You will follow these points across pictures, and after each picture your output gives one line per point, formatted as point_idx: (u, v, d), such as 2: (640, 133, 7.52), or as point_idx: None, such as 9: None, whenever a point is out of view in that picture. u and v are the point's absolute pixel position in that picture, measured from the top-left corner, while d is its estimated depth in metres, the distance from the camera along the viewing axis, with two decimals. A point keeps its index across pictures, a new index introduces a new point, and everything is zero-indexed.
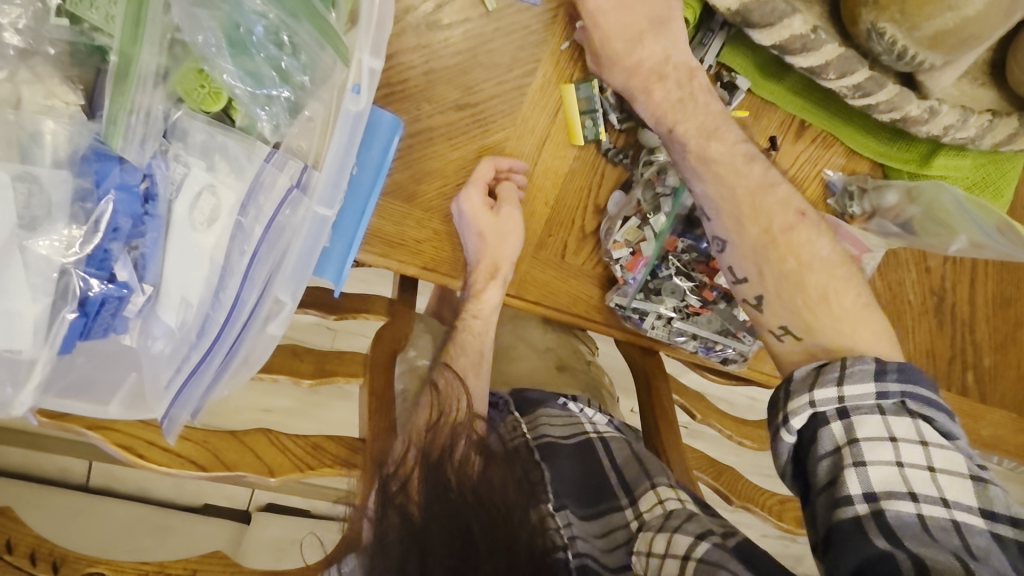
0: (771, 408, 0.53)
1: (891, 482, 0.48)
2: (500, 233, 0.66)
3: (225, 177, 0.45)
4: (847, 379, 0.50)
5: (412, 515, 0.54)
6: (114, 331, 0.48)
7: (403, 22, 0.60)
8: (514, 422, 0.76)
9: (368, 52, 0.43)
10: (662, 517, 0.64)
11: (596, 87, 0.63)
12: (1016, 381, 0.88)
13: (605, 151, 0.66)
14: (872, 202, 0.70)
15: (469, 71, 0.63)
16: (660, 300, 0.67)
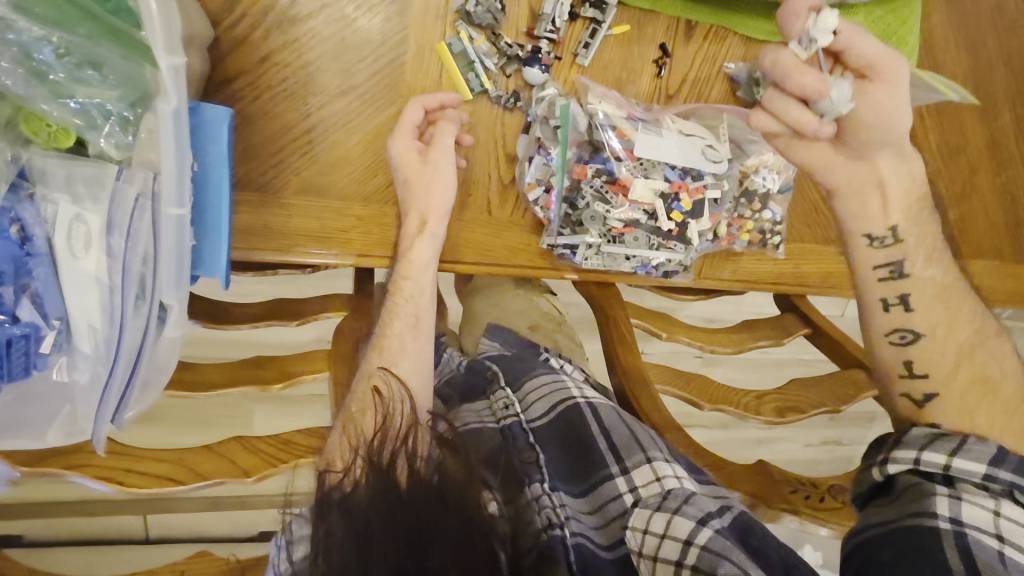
0: (875, 447, 0.59)
1: (980, 520, 0.52)
2: (428, 187, 0.66)
3: (87, 204, 0.48)
4: (961, 452, 0.54)
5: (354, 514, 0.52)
6: (37, 369, 0.52)
7: (265, 24, 0.60)
8: (505, 398, 0.79)
9: (163, 51, 0.41)
10: (660, 496, 0.65)
11: (466, 39, 0.63)
12: (985, 226, 0.94)
13: (496, 100, 0.67)
14: None
15: (343, 55, 0.63)
16: (584, 231, 0.68)
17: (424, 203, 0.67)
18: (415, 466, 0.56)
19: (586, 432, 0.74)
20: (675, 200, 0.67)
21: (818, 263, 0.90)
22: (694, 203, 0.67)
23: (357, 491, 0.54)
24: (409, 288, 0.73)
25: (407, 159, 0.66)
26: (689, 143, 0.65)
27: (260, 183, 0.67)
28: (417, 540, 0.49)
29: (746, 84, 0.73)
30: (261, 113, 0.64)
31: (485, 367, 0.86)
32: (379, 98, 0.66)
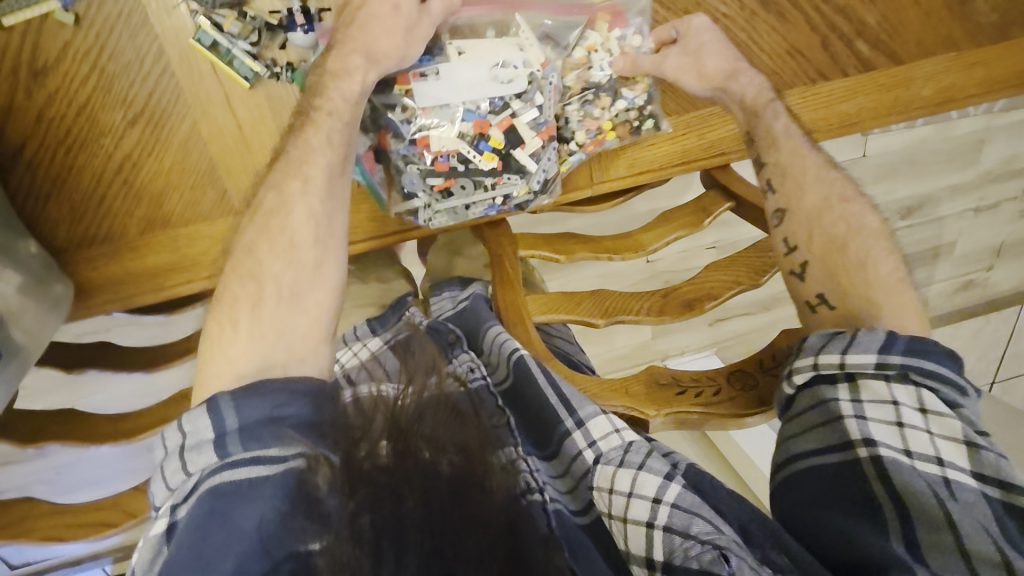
0: (787, 360, 0.66)
1: (889, 438, 0.58)
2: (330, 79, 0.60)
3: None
4: (852, 346, 0.61)
5: (377, 475, 0.46)
6: None
7: (24, 83, 0.60)
8: (468, 360, 0.70)
9: None
10: (621, 449, 0.61)
11: (209, 29, 0.60)
12: (924, 20, 0.81)
13: (278, 76, 0.65)
14: None
15: (111, 87, 0.62)
16: (412, 194, 0.66)
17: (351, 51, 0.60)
18: (434, 434, 0.49)
19: (534, 398, 0.68)
20: (484, 138, 0.63)
21: (724, 126, 0.80)
22: (504, 136, 0.63)
23: (380, 461, 0.47)
24: (277, 213, 0.62)
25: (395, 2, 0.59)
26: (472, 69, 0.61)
27: (101, 236, 0.68)
28: (453, 527, 0.45)
29: None
30: (67, 169, 0.65)
31: (448, 329, 0.75)
32: (170, 113, 0.64)
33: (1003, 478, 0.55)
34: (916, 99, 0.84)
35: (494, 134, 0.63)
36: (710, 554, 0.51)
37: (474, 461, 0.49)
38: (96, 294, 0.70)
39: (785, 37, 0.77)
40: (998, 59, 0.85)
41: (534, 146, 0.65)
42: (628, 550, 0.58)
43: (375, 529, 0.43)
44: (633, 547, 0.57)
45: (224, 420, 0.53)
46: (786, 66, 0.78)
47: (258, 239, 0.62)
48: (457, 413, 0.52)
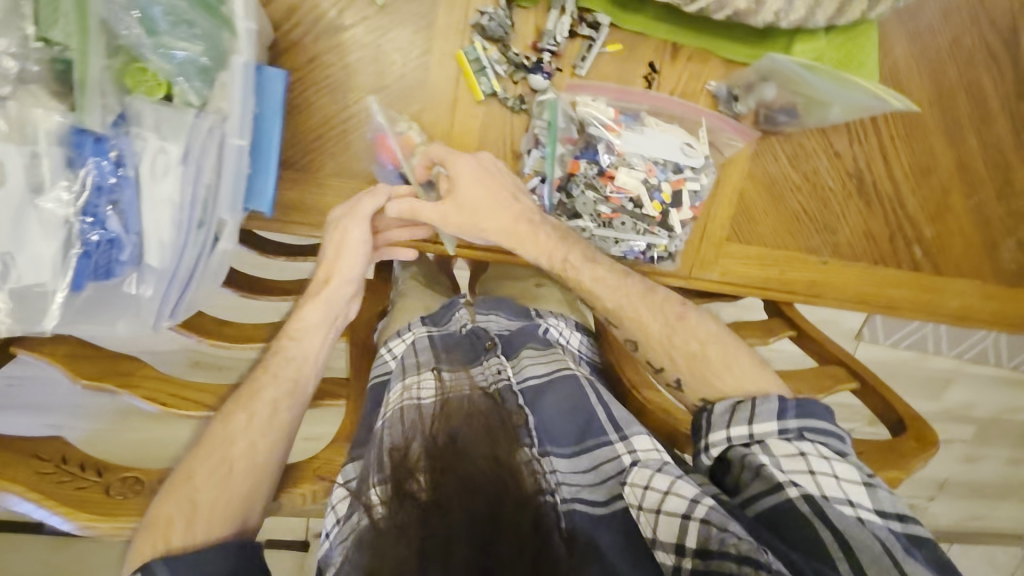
0: (698, 434, 0.74)
1: (808, 485, 0.65)
2: (336, 251, 0.77)
3: (173, 139, 0.58)
4: (754, 416, 0.71)
5: (421, 499, 0.66)
6: (114, 274, 0.62)
7: (316, 29, 0.73)
8: (497, 365, 0.89)
9: (242, 17, 0.56)
10: (659, 461, 0.75)
11: (479, 48, 0.75)
12: (966, 248, 1.01)
13: (505, 101, 0.78)
14: (756, 99, 0.82)
15: (378, 60, 0.76)
16: (579, 215, 0.80)
17: (333, 263, 0.77)
18: (469, 463, 0.68)
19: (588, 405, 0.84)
20: (658, 192, 0.76)
21: (801, 270, 0.97)
22: (674, 194, 0.76)
23: (428, 496, 0.66)
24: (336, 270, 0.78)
25: (345, 234, 0.75)
26: (666, 139, 0.76)
27: (299, 164, 0.78)
28: (494, 522, 0.63)
29: (725, 99, 0.83)
30: (307, 104, 0.76)
31: (486, 337, 0.94)
32: (408, 96, 0.78)
33: (901, 513, 0.63)
34: (942, 307, 1.03)
35: (666, 189, 0.76)
36: (751, 545, 0.60)
37: (497, 453, 0.70)
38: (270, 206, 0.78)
39: (866, 220, 0.97)
40: (1012, 300, 1.05)
41: (687, 214, 0.78)
42: (655, 538, 0.68)
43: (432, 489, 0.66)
44: (662, 534, 0.67)
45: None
46: (859, 244, 0.98)
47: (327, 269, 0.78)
48: (487, 433, 0.73)
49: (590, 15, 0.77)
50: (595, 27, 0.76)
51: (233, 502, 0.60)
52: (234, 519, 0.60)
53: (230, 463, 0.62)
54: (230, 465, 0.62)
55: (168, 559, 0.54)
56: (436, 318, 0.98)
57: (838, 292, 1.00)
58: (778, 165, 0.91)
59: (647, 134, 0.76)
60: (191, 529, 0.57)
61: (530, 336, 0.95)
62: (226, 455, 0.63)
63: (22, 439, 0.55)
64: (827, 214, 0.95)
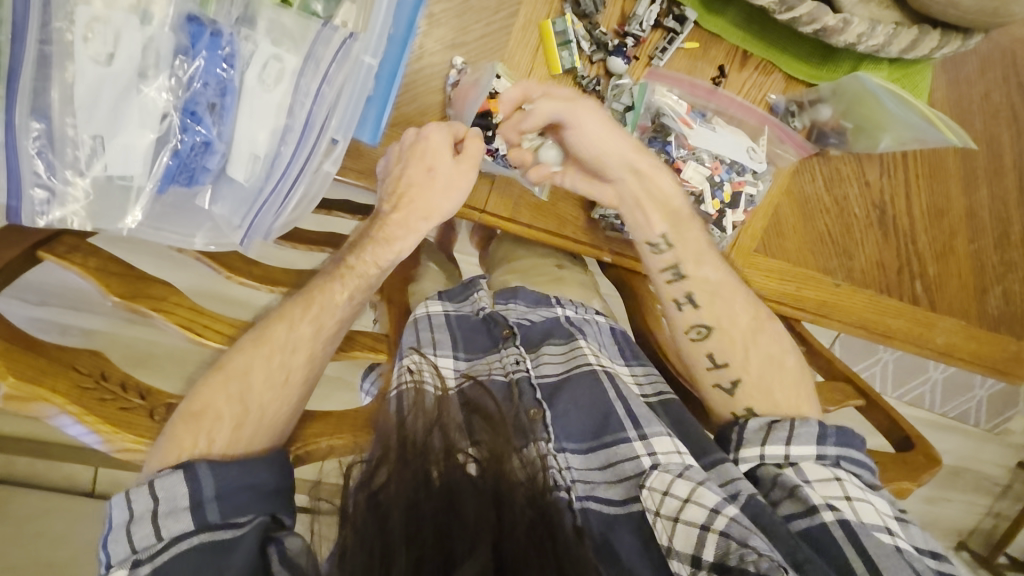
0: (729, 449, 0.75)
1: (843, 508, 0.67)
2: (442, 189, 0.68)
3: (288, 48, 0.59)
4: (793, 436, 0.72)
5: (382, 493, 0.54)
6: (196, 181, 0.62)
7: None
8: (515, 353, 0.75)
9: None
10: (681, 465, 0.66)
11: (570, 21, 0.74)
12: (960, 290, 1.08)
13: (580, 79, 0.78)
14: (811, 117, 0.86)
15: (462, 15, 0.74)
16: (639, 203, 0.83)
17: (430, 200, 0.68)
18: (454, 460, 0.57)
19: (603, 400, 0.72)
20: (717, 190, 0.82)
21: (816, 289, 1.02)
22: (732, 195, 0.82)
23: (395, 490, 0.54)
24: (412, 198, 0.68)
25: (438, 148, 0.66)
26: (734, 142, 0.81)
27: None
28: (465, 527, 0.51)
29: (783, 113, 0.86)
30: None
31: (504, 323, 0.79)
32: (485, 58, 0.76)
33: (930, 549, 0.67)
34: (934, 342, 1.08)
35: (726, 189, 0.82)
36: (768, 564, 0.54)
37: (496, 451, 0.59)
38: None
39: (881, 251, 1.02)
40: (991, 345, 1.12)
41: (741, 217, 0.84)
42: (671, 546, 0.61)
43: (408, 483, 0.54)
44: (678, 543, 0.61)
45: (202, 487, 0.50)
46: (872, 272, 1.03)
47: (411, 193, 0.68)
48: (487, 423, 0.62)
49: (676, 8, 0.77)
50: (679, 21, 0.77)
51: (283, 410, 0.57)
52: (274, 433, 0.56)
53: (287, 371, 0.59)
54: (287, 373, 0.59)
55: (214, 463, 0.51)
56: (453, 295, 0.84)
57: (845, 316, 1.04)
58: (813, 186, 0.95)
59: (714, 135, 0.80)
60: (238, 434, 0.53)
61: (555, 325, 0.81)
62: (285, 363, 0.59)
63: (60, 350, 0.49)
64: (849, 240, 1.00)
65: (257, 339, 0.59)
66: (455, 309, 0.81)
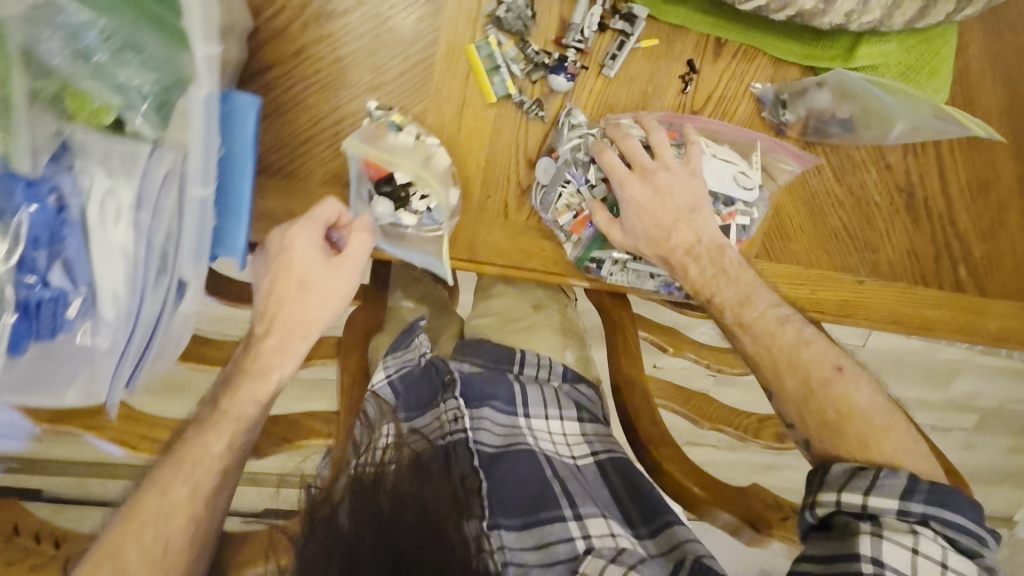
0: (807, 489, 0.64)
1: (900, 563, 0.56)
2: (320, 297, 0.50)
3: (120, 179, 0.47)
4: (875, 487, 0.59)
5: (340, 526, 0.49)
6: (64, 331, 0.51)
7: (304, 15, 0.62)
8: (455, 409, 0.69)
9: (200, 40, 0.43)
10: (614, 549, 0.62)
11: (494, 44, 0.65)
12: (1015, 268, 0.92)
13: (520, 105, 0.69)
14: (805, 107, 0.72)
15: (375, 52, 0.65)
16: (613, 247, 0.75)
17: (305, 314, 0.49)
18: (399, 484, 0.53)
19: (534, 468, 0.69)
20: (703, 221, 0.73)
21: (835, 290, 0.89)
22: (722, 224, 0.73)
23: (343, 524, 0.50)
24: (286, 317, 0.49)
25: (311, 258, 0.49)
26: (719, 167, 0.72)
27: (289, 171, 0.69)
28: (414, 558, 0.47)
29: (771, 104, 0.73)
30: (294, 103, 0.66)
31: (447, 370, 0.74)
32: (408, 96, 0.68)
33: None
34: (986, 332, 0.93)
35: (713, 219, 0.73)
36: None
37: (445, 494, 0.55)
38: (254, 217, 0.69)
39: (912, 237, 0.88)
40: None
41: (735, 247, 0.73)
42: None
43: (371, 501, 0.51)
44: None
45: None
46: (902, 263, 0.89)
47: (280, 313, 0.49)
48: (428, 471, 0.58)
49: (624, 6, 0.66)
50: (629, 20, 0.66)
51: None
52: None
53: (165, 541, 0.47)
54: (166, 543, 0.47)
55: None
56: (392, 348, 0.78)
57: (872, 315, 0.91)
58: (821, 179, 0.80)
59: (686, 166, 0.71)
60: None
61: (500, 385, 0.75)
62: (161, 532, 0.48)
63: None
64: (872, 231, 0.86)
65: (130, 506, 0.49)
66: (396, 364, 0.77)
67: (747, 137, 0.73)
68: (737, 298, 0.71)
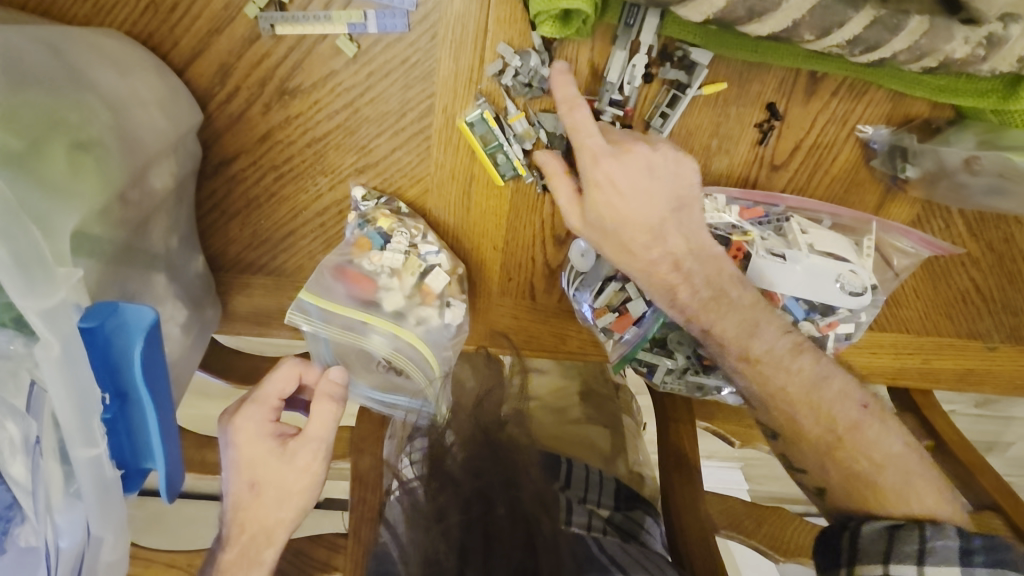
0: (834, 561, 0.48)
1: None
2: (277, 497, 0.46)
3: None
4: (927, 555, 0.45)
5: (457, 478, 0.43)
6: None
7: (265, 94, 0.50)
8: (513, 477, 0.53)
9: (21, 295, 0.27)
10: None
11: (491, 119, 0.50)
12: None
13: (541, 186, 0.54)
14: (935, 159, 0.53)
15: (356, 129, 0.52)
16: (669, 353, 0.59)
17: (266, 517, 0.46)
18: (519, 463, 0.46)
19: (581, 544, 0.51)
20: (793, 335, 0.53)
21: (958, 362, 0.70)
22: (816, 339, 0.53)
23: (460, 482, 0.43)
24: (248, 518, 0.46)
25: (256, 451, 0.46)
26: (823, 265, 0.50)
27: (272, 268, 0.58)
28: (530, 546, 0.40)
29: (886, 153, 0.54)
30: (268, 195, 0.54)
31: None
32: (401, 177, 0.54)
33: None
34: None
35: (806, 333, 0.53)
36: None
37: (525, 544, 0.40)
38: (241, 322, 0.59)
39: None
40: None
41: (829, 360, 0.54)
42: None
43: (467, 527, 0.41)
44: None
45: None
46: None
47: (244, 514, 0.46)
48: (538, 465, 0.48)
49: (679, 48, 0.49)
50: (687, 68, 0.49)
51: None
52: None
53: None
54: None
55: None
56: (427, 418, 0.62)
57: (1002, 386, 0.72)
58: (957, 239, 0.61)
59: (661, 150, 0.47)
60: None
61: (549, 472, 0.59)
62: None
63: None
64: (1013, 292, 0.67)
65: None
66: None
67: (857, 216, 0.54)
68: (742, 329, 0.51)
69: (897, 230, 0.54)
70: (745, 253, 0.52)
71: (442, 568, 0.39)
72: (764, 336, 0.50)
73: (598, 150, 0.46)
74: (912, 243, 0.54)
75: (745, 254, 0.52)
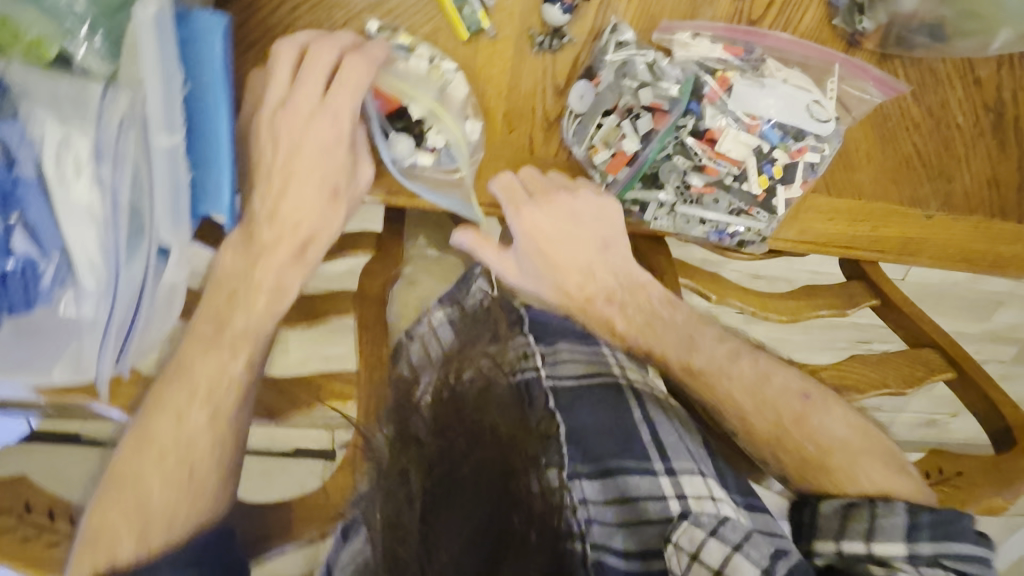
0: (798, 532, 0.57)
1: None
2: (315, 201, 0.56)
3: (67, 121, 0.36)
4: (875, 531, 0.53)
5: (423, 438, 0.49)
6: (39, 303, 0.40)
7: None
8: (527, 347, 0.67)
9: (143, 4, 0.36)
10: (715, 519, 0.55)
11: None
12: None
13: (537, 42, 0.59)
14: (887, 10, 0.59)
15: None
16: (660, 187, 0.61)
17: (305, 216, 0.56)
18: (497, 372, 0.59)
19: (621, 420, 0.66)
20: (769, 163, 0.59)
21: (900, 226, 0.78)
22: (788, 167, 0.59)
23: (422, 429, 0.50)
24: (287, 219, 0.56)
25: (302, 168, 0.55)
26: (794, 94, 0.57)
27: None
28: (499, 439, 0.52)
29: (846, 9, 0.61)
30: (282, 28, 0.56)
31: (511, 311, 0.70)
32: (412, 13, 0.57)
33: None
34: None
35: (779, 161, 0.59)
36: None
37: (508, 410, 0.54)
38: None
39: (995, 165, 0.77)
40: None
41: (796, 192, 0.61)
42: None
43: (427, 490, 0.47)
44: None
45: None
46: (982, 194, 0.78)
47: (284, 216, 0.55)
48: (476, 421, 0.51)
49: None
50: None
51: None
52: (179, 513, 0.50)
53: (189, 466, 0.52)
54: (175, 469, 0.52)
55: None
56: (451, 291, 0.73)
57: (940, 255, 0.80)
58: (884, 111, 0.72)
59: (581, 197, 0.62)
60: None
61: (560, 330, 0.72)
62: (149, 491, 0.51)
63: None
64: (948, 159, 0.75)
65: (141, 441, 0.52)
66: (452, 302, 0.70)
67: (823, 59, 0.60)
68: (684, 345, 0.64)
69: (859, 71, 0.60)
70: (729, 85, 0.57)
71: (403, 527, 0.45)
72: (702, 350, 0.64)
73: (522, 206, 0.61)
74: (864, 87, 0.61)
75: (728, 86, 0.57)
